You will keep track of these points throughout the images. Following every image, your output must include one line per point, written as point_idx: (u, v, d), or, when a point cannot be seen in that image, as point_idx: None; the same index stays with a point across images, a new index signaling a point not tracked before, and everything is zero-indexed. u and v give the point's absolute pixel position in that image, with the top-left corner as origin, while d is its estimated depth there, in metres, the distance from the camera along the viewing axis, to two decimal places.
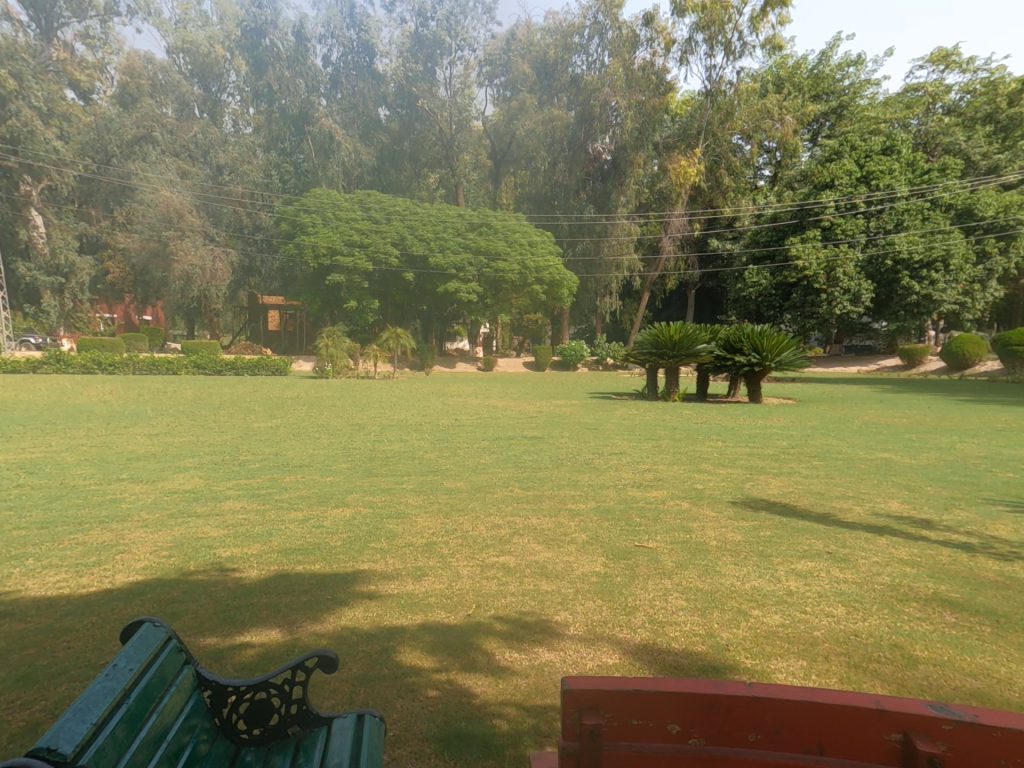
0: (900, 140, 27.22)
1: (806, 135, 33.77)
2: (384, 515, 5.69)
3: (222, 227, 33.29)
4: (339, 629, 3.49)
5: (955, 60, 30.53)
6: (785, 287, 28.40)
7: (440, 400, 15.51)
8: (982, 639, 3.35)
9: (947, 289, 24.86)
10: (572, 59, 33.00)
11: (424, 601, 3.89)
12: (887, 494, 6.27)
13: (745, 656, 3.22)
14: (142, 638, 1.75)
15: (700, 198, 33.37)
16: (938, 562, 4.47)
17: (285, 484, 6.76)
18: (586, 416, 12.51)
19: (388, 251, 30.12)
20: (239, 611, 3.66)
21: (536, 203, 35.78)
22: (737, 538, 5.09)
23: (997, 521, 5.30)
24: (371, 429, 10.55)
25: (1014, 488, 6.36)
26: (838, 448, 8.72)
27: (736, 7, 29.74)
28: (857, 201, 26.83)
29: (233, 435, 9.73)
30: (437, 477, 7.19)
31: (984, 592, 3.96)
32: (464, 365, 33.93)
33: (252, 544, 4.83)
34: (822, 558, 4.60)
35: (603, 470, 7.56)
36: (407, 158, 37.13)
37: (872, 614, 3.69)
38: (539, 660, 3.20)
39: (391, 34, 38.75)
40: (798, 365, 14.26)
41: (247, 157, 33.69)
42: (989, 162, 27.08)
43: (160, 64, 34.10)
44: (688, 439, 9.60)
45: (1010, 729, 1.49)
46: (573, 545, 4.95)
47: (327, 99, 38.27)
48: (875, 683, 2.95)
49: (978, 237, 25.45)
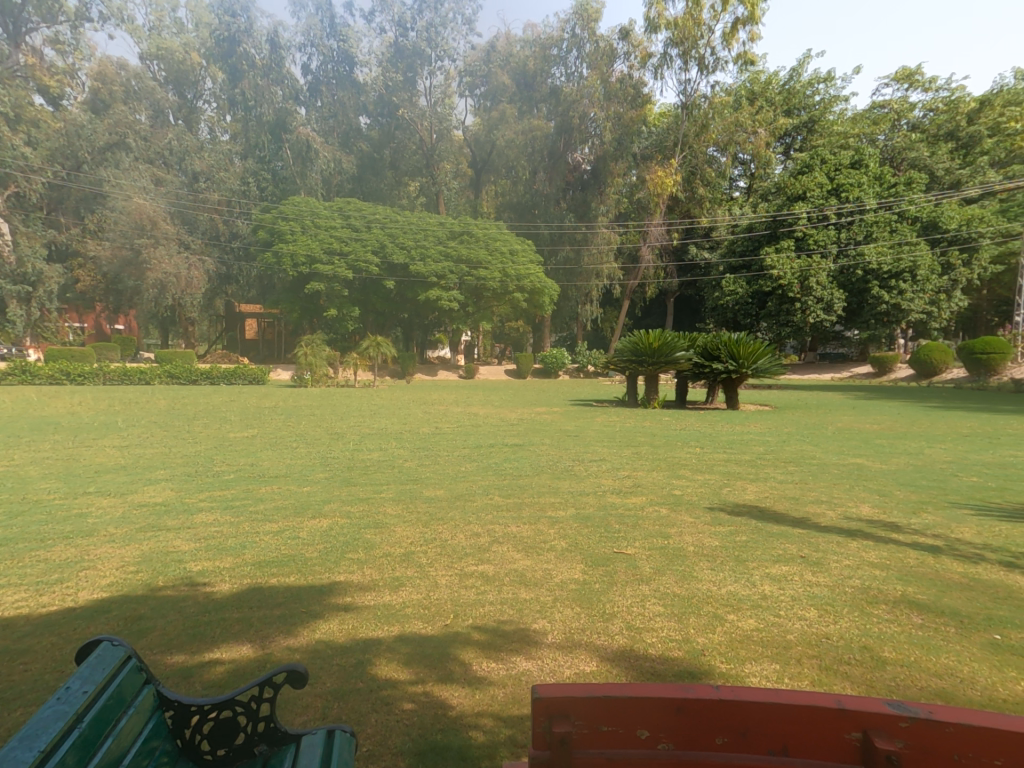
0: (868, 154, 27.90)
1: (779, 148, 34.65)
2: (361, 526, 5.63)
3: (198, 235, 32.86)
4: (313, 642, 3.46)
5: (919, 78, 31.59)
6: (761, 296, 28.81)
7: (421, 408, 15.43)
8: (946, 640, 3.44)
9: (914, 299, 25.87)
10: (552, 71, 33.96)
11: (401, 612, 3.87)
12: (857, 498, 6.41)
13: (720, 660, 3.26)
14: (98, 657, 1.72)
15: (678, 208, 33.71)
16: (906, 565, 4.58)
17: (262, 494, 6.67)
18: (567, 423, 12.59)
19: (367, 260, 29.96)
20: (209, 626, 3.59)
21: (517, 211, 36.11)
22: (713, 543, 5.16)
23: (962, 524, 5.46)
24: (349, 437, 10.44)
25: (978, 491, 6.55)
26: (812, 454, 8.88)
27: (709, 24, 30.41)
28: (828, 212, 27.37)
29: (207, 446, 9.52)
30: (417, 486, 7.15)
31: (950, 594, 4.06)
32: (446, 371, 34.06)
33: (225, 557, 4.75)
34: (796, 563, 4.69)
35: (583, 477, 7.59)
36: (388, 166, 37.06)
37: (842, 617, 3.77)
38: (517, 670, 3.20)
39: (371, 44, 38.53)
40: (775, 371, 14.47)
41: (224, 165, 33.43)
42: (952, 176, 28.20)
43: (134, 70, 33.66)
44: (667, 446, 9.67)
45: (965, 724, 1.55)
46: (552, 552, 4.96)
47: (306, 108, 37.99)
48: (846, 685, 3.01)
49: (944, 248, 26.64)
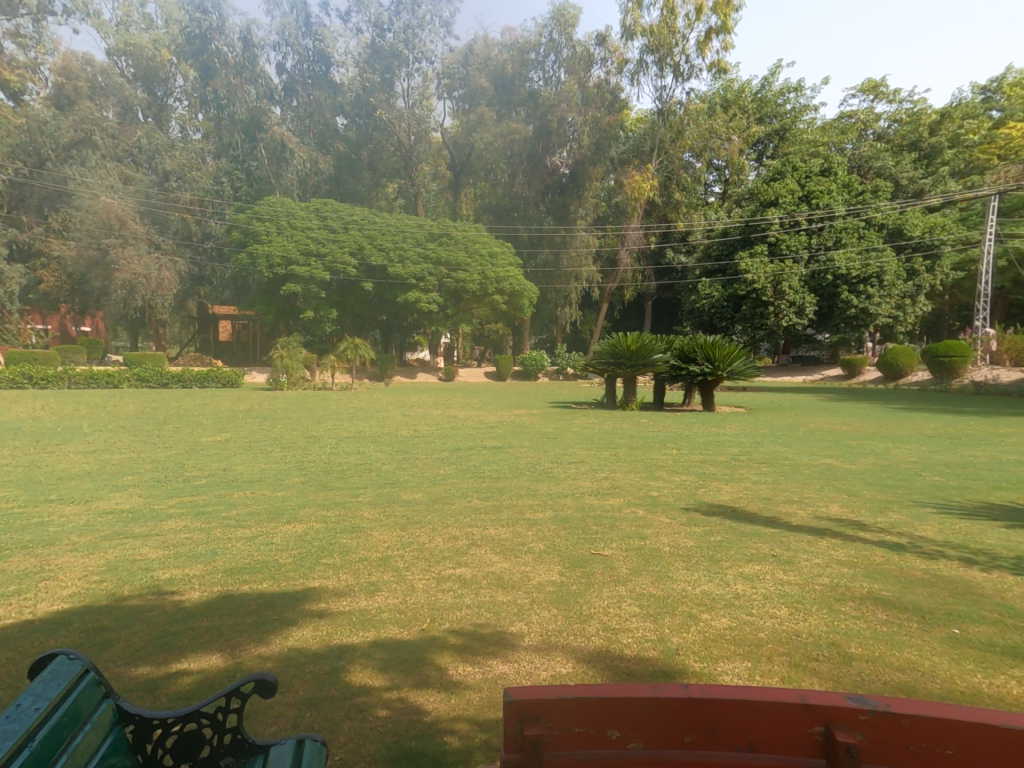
0: (837, 162, 28.67)
1: (753, 155, 35.35)
2: (337, 530, 5.56)
3: (169, 235, 32.15)
4: (285, 650, 3.41)
5: (884, 90, 32.59)
6: (735, 299, 29.25)
7: (400, 411, 15.33)
8: (909, 635, 3.55)
9: (882, 303, 26.63)
10: (530, 75, 34.11)
11: (377, 617, 3.83)
12: (827, 497, 6.57)
13: (694, 660, 3.31)
14: (52, 672, 1.67)
15: (656, 212, 34.07)
16: (872, 562, 4.71)
17: (234, 500, 6.55)
18: (546, 425, 12.64)
19: (345, 261, 29.69)
20: (177, 636, 3.51)
21: (497, 214, 36.23)
22: (689, 543, 5.23)
23: (925, 522, 5.65)
24: (326, 441, 10.31)
25: (940, 490, 6.79)
26: (784, 454, 9.08)
27: (683, 32, 30.87)
28: (800, 218, 28.00)
29: (177, 451, 9.31)
30: (394, 489, 7.10)
31: (913, 590, 4.19)
32: (425, 373, 33.87)
33: (195, 564, 4.65)
34: (768, 561, 4.79)
35: (562, 479, 7.64)
36: (366, 168, 36.86)
37: (811, 615, 3.85)
38: (493, 673, 3.20)
39: (347, 44, 38.16)
40: (750, 374, 14.69)
41: (196, 164, 32.73)
42: (915, 186, 29.20)
43: (100, 66, 32.76)
44: (645, 447, 9.78)
45: (921, 716, 1.60)
46: (529, 555, 4.98)
47: (281, 107, 37.43)
48: (814, 681, 3.09)
49: (908, 255, 27.14)
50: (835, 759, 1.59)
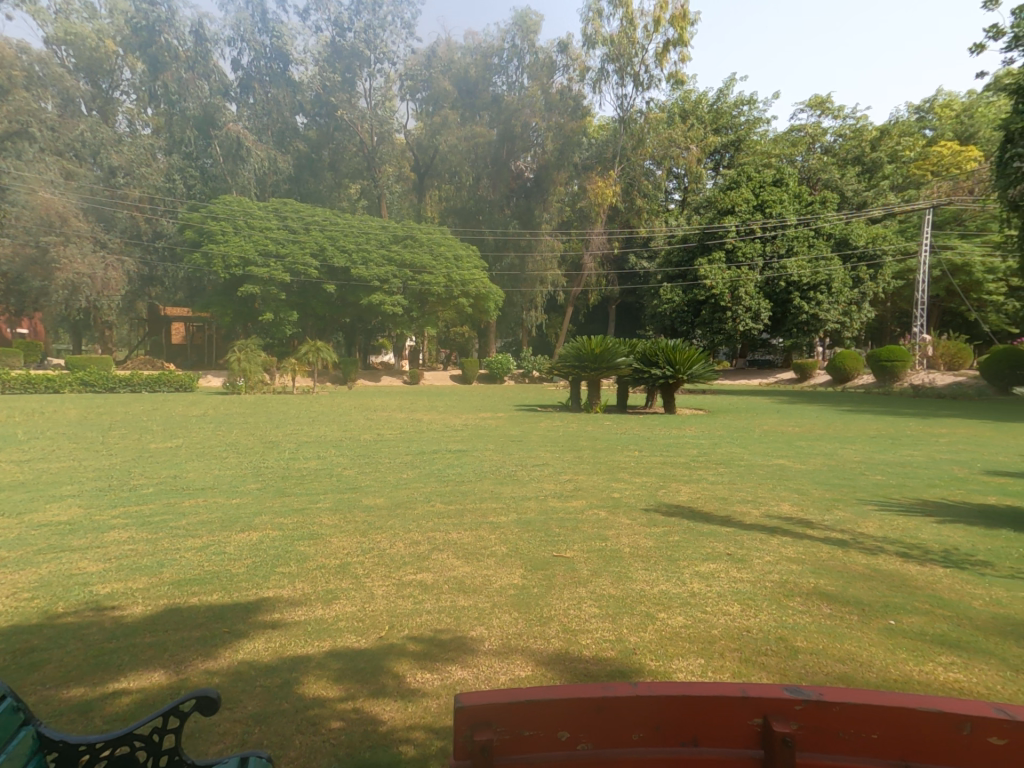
0: (788, 174, 29.86)
1: (710, 164, 36.40)
2: (294, 537, 5.44)
3: (116, 233, 30.82)
4: (235, 664, 3.30)
5: (829, 106, 34.14)
6: (695, 305, 29.79)
7: (364, 415, 15.08)
8: (851, 627, 3.72)
9: (830, 309, 27.84)
10: (493, 79, 34.95)
11: (334, 626, 3.77)
12: (779, 496, 6.82)
13: (650, 658, 3.38)
14: None
15: (619, 218, 34.62)
16: (819, 559, 4.91)
17: (184, 509, 6.30)
18: (511, 428, 12.68)
19: (306, 262, 29.09)
20: (116, 654, 3.36)
21: (462, 217, 36.38)
22: (648, 544, 5.34)
23: (868, 518, 5.93)
24: (284, 446, 10.06)
25: (882, 488, 7.15)
26: (741, 455, 9.37)
27: (642, 43, 31.56)
28: (754, 226, 28.97)
29: (123, 459, 8.90)
30: (356, 494, 6.98)
31: (855, 584, 4.39)
32: (390, 377, 33.44)
33: (138, 577, 4.46)
34: (723, 560, 4.93)
35: (525, 482, 7.68)
36: (327, 167, 36.38)
37: (762, 611, 3.99)
38: (451, 679, 3.19)
39: (306, 42, 37.44)
40: (708, 377, 14.88)
41: (145, 160, 31.41)
42: (859, 198, 30.73)
43: (37, 54, 30.13)
44: (608, 449, 9.93)
45: (850, 703, 1.69)
46: (492, 558, 4.98)
47: (237, 104, 36.46)
48: (762, 674, 3.20)
49: (855, 264, 28.68)
50: (772, 749, 1.65)
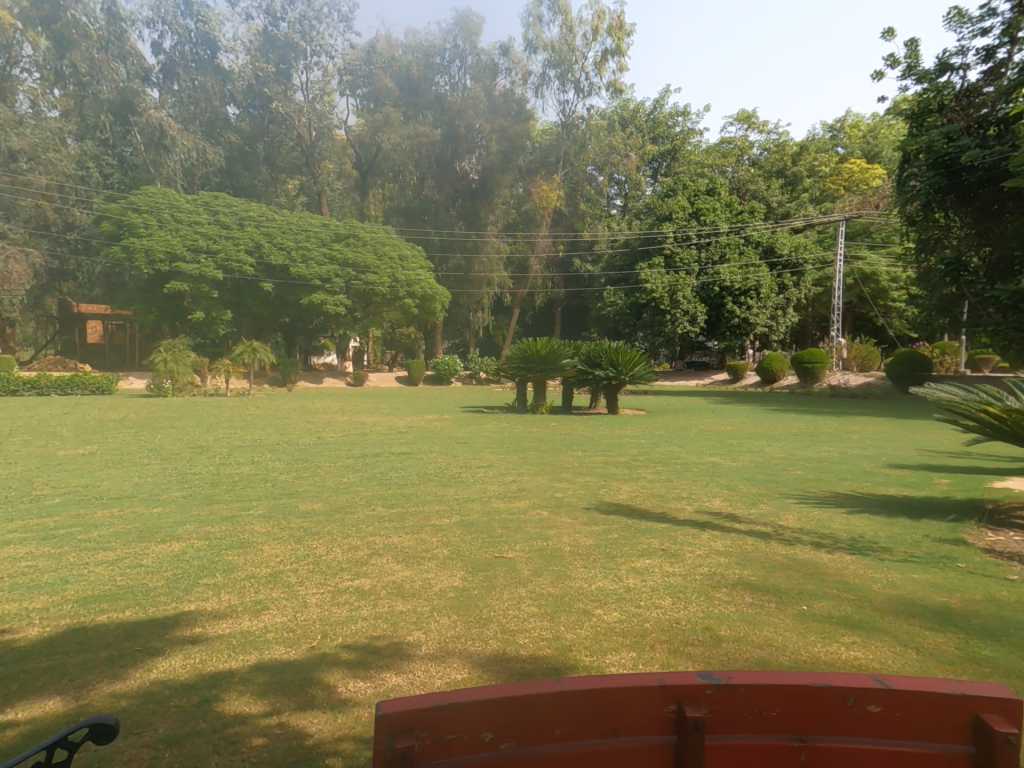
0: (719, 184, 31.34)
1: (648, 171, 37.62)
2: (222, 547, 5.17)
3: (20, 224, 28.43)
4: (147, 685, 3.09)
5: (755, 121, 36.13)
6: (637, 308, 30.58)
7: (303, 418, 14.57)
8: (770, 615, 3.93)
9: (759, 313, 29.42)
10: (436, 79, 34.70)
11: (261, 638, 3.61)
12: (711, 493, 7.13)
13: (585, 654, 3.43)
14: None
15: (563, 222, 35.20)
16: (746, 550, 5.16)
17: (96, 520, 5.86)
18: (456, 430, 12.60)
19: (241, 259, 27.85)
20: (6, 683, 3.07)
21: (407, 216, 34.90)
22: (588, 542, 5.43)
23: (789, 511, 6.31)
24: (214, 451, 9.56)
25: (804, 482, 7.63)
26: (679, 453, 9.73)
27: (581, 51, 32.35)
28: (691, 233, 30.13)
29: (26, 468, 8.17)
30: (291, 500, 6.73)
31: (776, 573, 4.65)
32: (332, 379, 32.53)
33: (37, 597, 4.10)
34: (657, 555, 5.09)
35: (469, 484, 7.65)
36: (262, 161, 34.79)
37: (691, 603, 4.14)
38: (385, 686, 3.12)
39: (235, 29, 35.81)
40: (649, 378, 15.33)
41: (53, 145, 28.98)
42: (783, 208, 32.69)
43: None
44: (552, 450, 10.06)
45: (758, 684, 1.74)
46: (432, 561, 4.92)
47: (160, 91, 34.46)
48: (688, 664, 3.32)
49: (779, 271, 30.12)
50: (684, 734, 1.69)
